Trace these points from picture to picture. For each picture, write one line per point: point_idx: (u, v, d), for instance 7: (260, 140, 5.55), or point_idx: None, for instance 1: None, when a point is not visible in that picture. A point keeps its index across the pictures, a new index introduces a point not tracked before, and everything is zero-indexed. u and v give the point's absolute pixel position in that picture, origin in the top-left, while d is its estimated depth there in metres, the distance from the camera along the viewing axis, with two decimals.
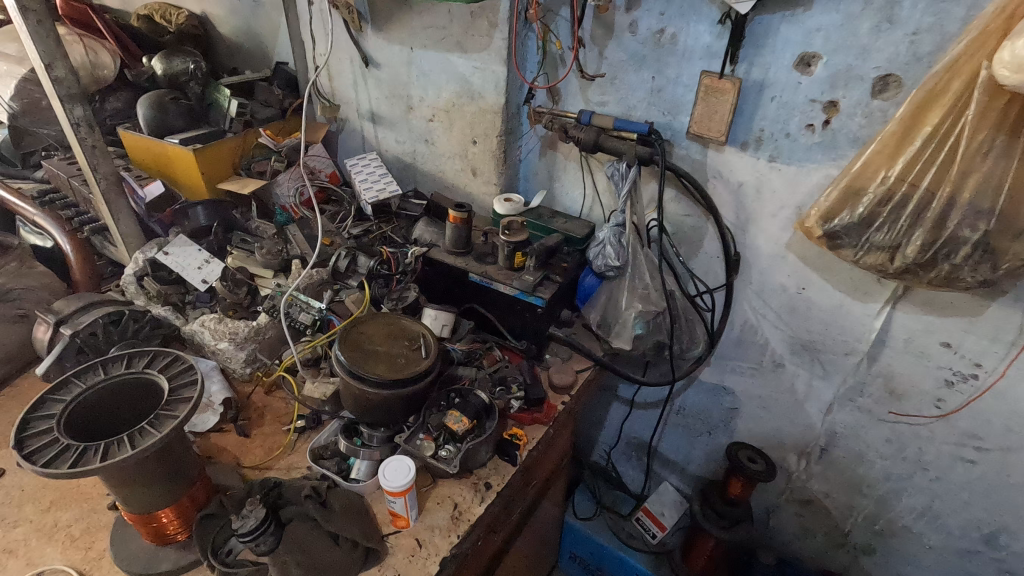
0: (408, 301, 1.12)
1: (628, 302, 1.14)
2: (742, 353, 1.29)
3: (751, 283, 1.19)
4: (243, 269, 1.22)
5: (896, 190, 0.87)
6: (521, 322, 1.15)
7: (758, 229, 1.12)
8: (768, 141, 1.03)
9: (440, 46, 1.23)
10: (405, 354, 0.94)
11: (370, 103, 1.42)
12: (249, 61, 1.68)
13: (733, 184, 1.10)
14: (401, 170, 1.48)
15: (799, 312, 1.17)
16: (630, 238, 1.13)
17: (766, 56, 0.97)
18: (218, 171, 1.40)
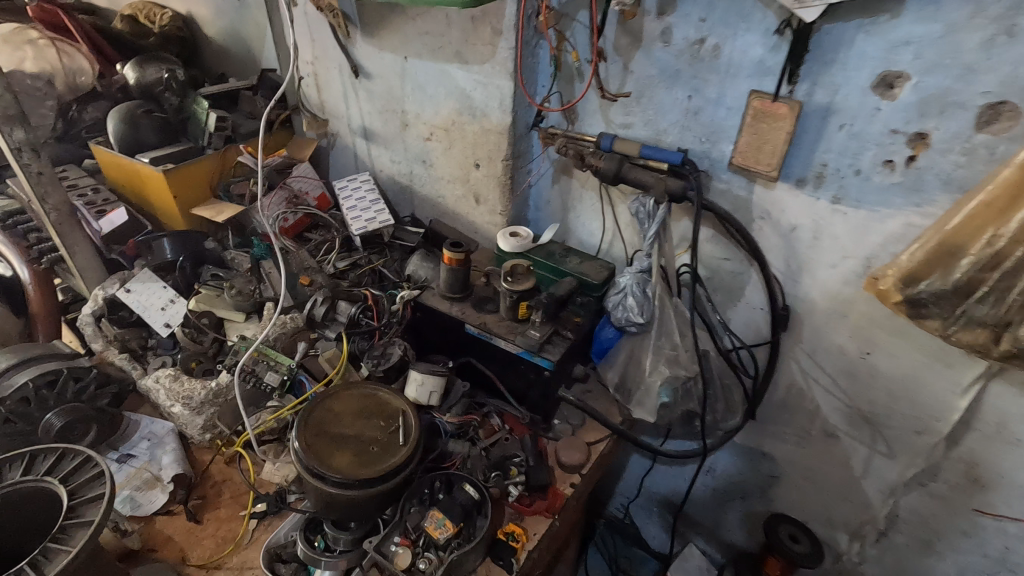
0: (393, 360, 0.95)
1: (653, 365, 0.95)
2: (786, 416, 1.09)
3: (801, 341, 0.99)
4: (209, 313, 1.07)
5: (1008, 254, 0.66)
6: (524, 384, 0.98)
7: (813, 281, 0.92)
8: (832, 178, 0.83)
9: (437, 56, 1.06)
10: (379, 440, 0.78)
11: (361, 118, 1.26)
12: (237, 66, 1.53)
13: (785, 227, 0.91)
14: (397, 193, 1.31)
15: (859, 380, 0.96)
16: (657, 288, 0.94)
17: (834, 73, 0.77)
18: (194, 194, 1.26)
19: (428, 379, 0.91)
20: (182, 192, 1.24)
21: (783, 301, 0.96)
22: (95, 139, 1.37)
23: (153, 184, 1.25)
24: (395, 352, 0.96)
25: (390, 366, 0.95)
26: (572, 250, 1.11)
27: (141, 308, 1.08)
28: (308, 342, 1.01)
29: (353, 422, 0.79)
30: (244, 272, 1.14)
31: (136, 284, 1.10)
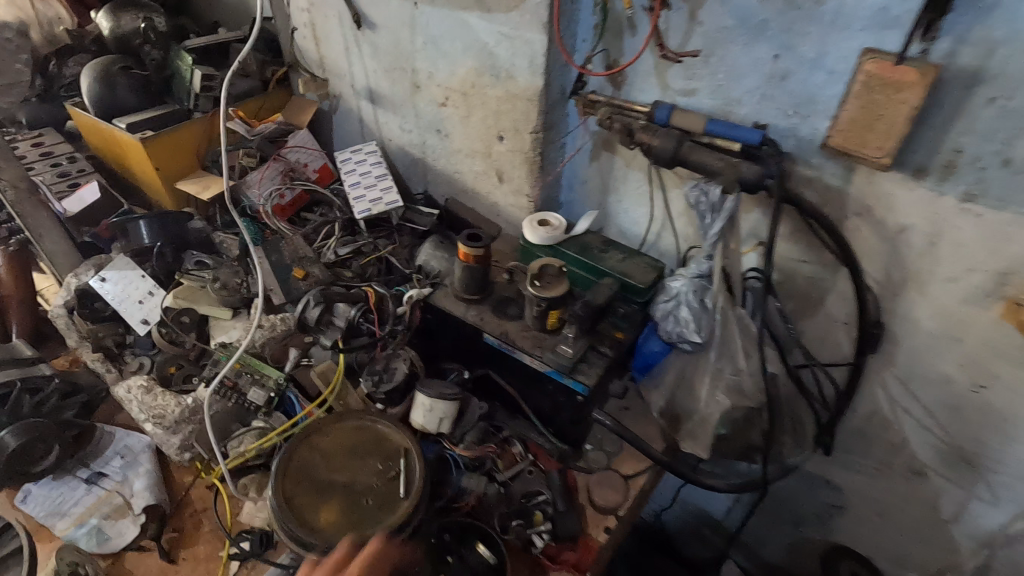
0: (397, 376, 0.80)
1: (709, 393, 0.78)
2: (861, 445, 0.92)
3: (893, 363, 0.81)
4: (191, 311, 0.93)
5: None
6: (553, 406, 0.83)
7: (921, 295, 0.73)
8: (967, 168, 0.63)
9: (453, 2, 0.86)
10: (375, 489, 0.64)
11: (366, 78, 1.07)
12: (229, 15, 1.34)
13: (891, 227, 0.71)
14: (408, 167, 1.13)
15: (966, 416, 0.78)
16: (718, 298, 0.77)
17: (993, 26, 0.56)
18: (178, 166, 1.11)
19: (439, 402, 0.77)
20: (164, 164, 1.09)
21: (876, 317, 0.77)
22: (73, 99, 1.22)
23: (133, 152, 1.10)
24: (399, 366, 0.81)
25: (391, 384, 0.80)
26: (612, 243, 0.93)
27: (116, 300, 0.95)
28: (301, 348, 0.87)
29: (341, 465, 0.65)
30: (231, 260, 1.00)
31: (111, 271, 0.97)
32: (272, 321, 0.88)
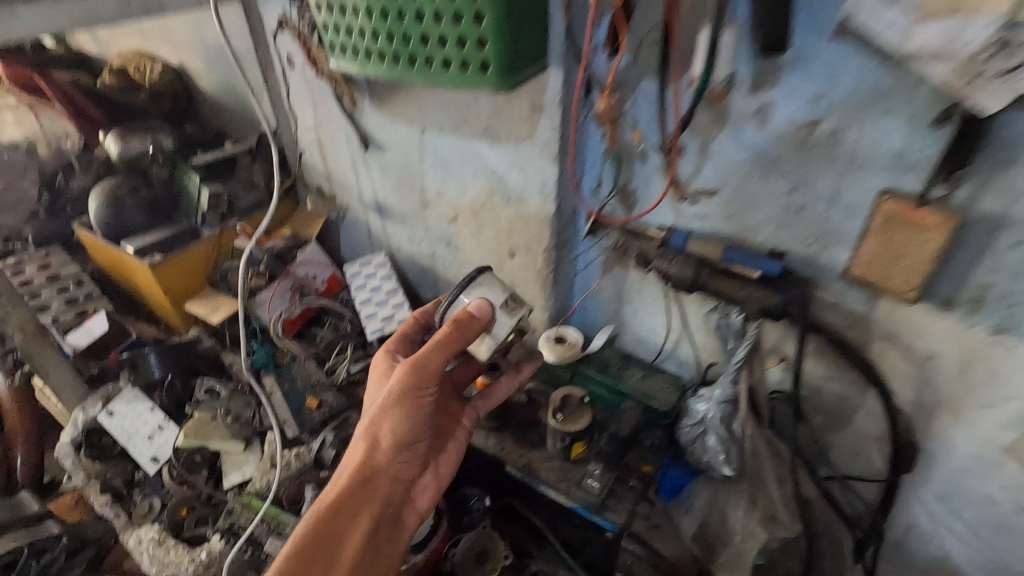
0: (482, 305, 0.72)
1: (745, 525, 0.75)
2: (904, 560, 0.87)
3: (931, 482, 0.78)
4: (203, 448, 0.90)
5: None
6: (580, 536, 0.81)
7: (954, 418, 0.71)
8: (996, 304, 0.62)
9: (461, 132, 0.87)
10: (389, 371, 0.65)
11: (374, 192, 1.07)
12: (233, 122, 1.35)
13: (920, 352, 0.70)
14: (418, 275, 1.12)
15: (1012, 537, 0.75)
16: (746, 424, 0.75)
17: (1015, 177, 0.55)
18: (186, 286, 1.11)
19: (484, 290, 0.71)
20: (174, 285, 1.09)
21: (910, 437, 0.75)
22: (82, 218, 1.22)
23: (139, 276, 1.10)
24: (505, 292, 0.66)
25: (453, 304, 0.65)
26: (631, 362, 0.91)
27: (125, 437, 0.93)
28: (317, 485, 0.82)
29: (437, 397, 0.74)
30: (242, 386, 0.98)
31: (119, 404, 0.95)
32: (287, 458, 0.86)
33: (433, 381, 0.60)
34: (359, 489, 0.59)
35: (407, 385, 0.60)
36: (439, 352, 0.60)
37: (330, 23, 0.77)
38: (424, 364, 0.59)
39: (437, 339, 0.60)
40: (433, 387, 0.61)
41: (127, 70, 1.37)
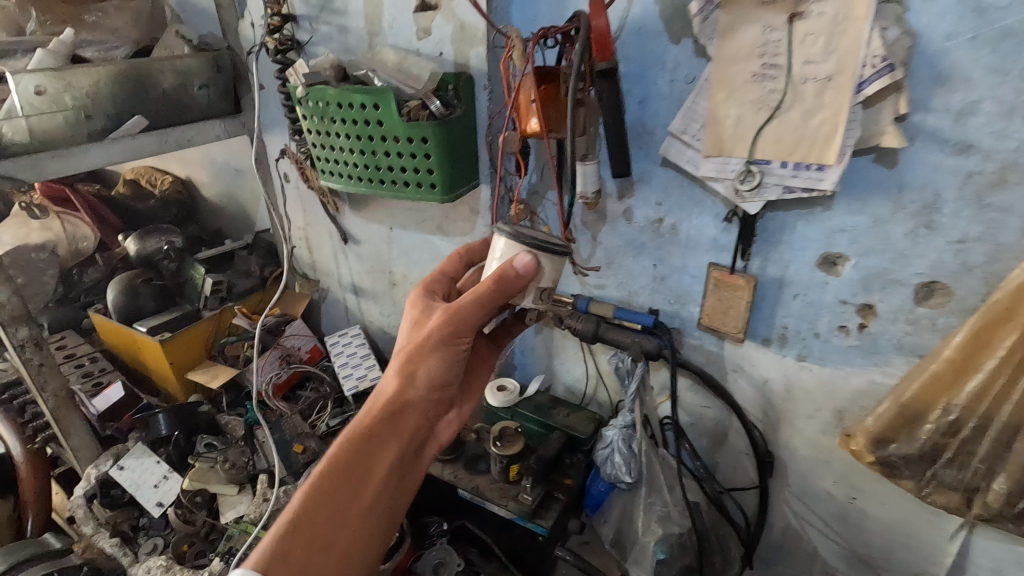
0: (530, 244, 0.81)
1: (645, 524, 0.97)
2: (786, 559, 1.07)
3: (789, 485, 1.01)
4: (202, 491, 1.07)
5: (963, 423, 0.71)
6: (520, 547, 0.98)
7: (791, 429, 0.96)
8: (795, 339, 0.89)
9: (420, 228, 1.14)
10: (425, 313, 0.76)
11: (352, 277, 1.32)
12: (230, 224, 1.61)
13: (758, 379, 0.95)
14: (387, 344, 1.35)
15: (850, 524, 0.97)
16: (642, 444, 0.96)
17: (782, 252, 0.84)
18: (188, 359, 1.29)
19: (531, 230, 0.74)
20: (179, 358, 1.27)
21: (766, 447, 0.98)
22: (95, 305, 1.42)
23: (148, 351, 1.28)
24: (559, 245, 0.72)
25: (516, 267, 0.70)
26: (558, 401, 1.14)
27: (133, 486, 1.08)
28: None
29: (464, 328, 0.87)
30: (237, 440, 1.16)
31: (129, 459, 1.11)
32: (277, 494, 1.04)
33: (472, 326, 0.71)
34: (394, 416, 0.69)
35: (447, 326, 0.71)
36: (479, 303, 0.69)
37: (319, 153, 1.02)
38: (462, 312, 0.70)
39: (478, 290, 0.70)
40: (470, 331, 0.71)
41: (140, 183, 1.65)
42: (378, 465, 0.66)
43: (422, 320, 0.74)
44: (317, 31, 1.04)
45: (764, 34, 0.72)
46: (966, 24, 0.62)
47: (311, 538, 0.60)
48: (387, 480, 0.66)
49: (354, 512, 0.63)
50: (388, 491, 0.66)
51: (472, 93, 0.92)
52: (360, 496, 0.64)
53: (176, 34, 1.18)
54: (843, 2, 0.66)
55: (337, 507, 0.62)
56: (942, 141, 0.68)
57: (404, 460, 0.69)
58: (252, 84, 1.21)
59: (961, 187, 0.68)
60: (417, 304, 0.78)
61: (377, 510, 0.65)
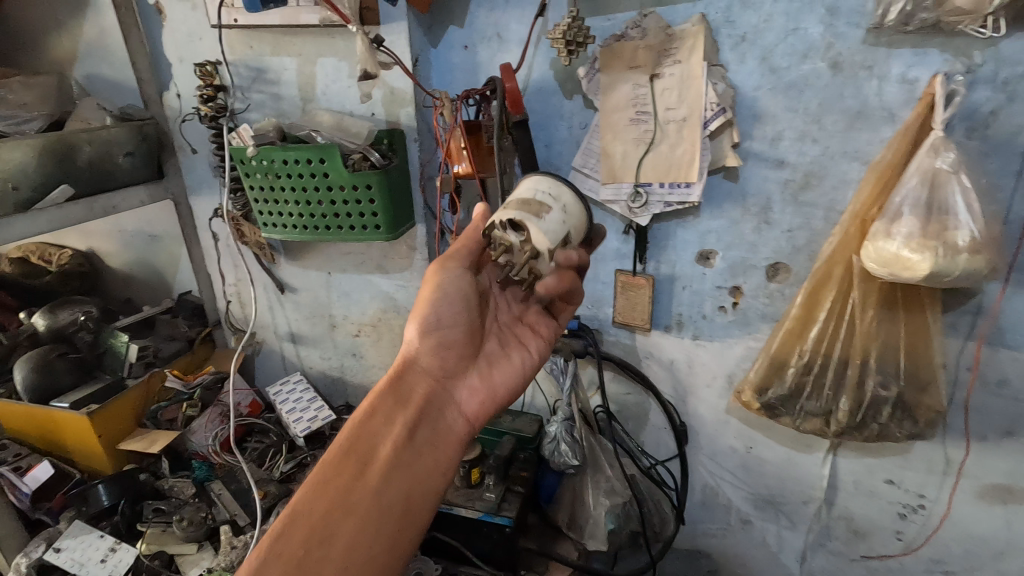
0: (574, 214, 0.73)
1: (595, 499, 1.12)
2: (708, 515, 1.27)
3: (701, 448, 1.21)
4: (161, 553, 1.05)
5: (814, 362, 0.96)
6: (490, 544, 1.07)
7: (697, 399, 1.17)
8: (688, 323, 1.11)
9: (360, 270, 1.24)
10: None
11: (289, 325, 1.37)
12: (143, 292, 1.57)
13: (666, 361, 1.16)
14: (330, 385, 1.40)
15: (752, 470, 1.19)
16: (581, 431, 1.12)
17: (669, 254, 1.07)
18: (119, 429, 1.24)
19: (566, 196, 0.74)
20: (108, 430, 1.22)
21: (679, 419, 1.19)
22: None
23: (70, 427, 1.21)
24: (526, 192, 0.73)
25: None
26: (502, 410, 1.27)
27: (75, 566, 1.01)
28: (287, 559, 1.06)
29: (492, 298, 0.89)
30: (188, 499, 1.14)
31: (67, 539, 1.05)
32: (245, 539, 1.04)
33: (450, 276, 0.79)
34: (402, 395, 0.76)
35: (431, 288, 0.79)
36: (449, 263, 0.80)
37: (260, 207, 1.09)
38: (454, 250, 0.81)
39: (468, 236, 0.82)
40: (451, 300, 0.80)
41: (30, 260, 1.54)
42: (380, 443, 0.72)
43: None
44: (249, 99, 1.14)
45: (634, 89, 0.95)
46: (766, 79, 0.90)
47: (324, 505, 0.65)
48: (384, 457, 0.70)
49: (360, 497, 0.66)
50: (390, 468, 0.70)
51: (404, 145, 1.07)
52: (365, 478, 0.68)
53: (95, 105, 1.20)
54: (686, 66, 0.91)
55: (342, 496, 0.66)
56: (765, 160, 0.95)
57: (412, 433, 0.74)
58: (178, 148, 1.29)
59: (782, 191, 0.95)
60: None
61: (381, 489, 0.68)
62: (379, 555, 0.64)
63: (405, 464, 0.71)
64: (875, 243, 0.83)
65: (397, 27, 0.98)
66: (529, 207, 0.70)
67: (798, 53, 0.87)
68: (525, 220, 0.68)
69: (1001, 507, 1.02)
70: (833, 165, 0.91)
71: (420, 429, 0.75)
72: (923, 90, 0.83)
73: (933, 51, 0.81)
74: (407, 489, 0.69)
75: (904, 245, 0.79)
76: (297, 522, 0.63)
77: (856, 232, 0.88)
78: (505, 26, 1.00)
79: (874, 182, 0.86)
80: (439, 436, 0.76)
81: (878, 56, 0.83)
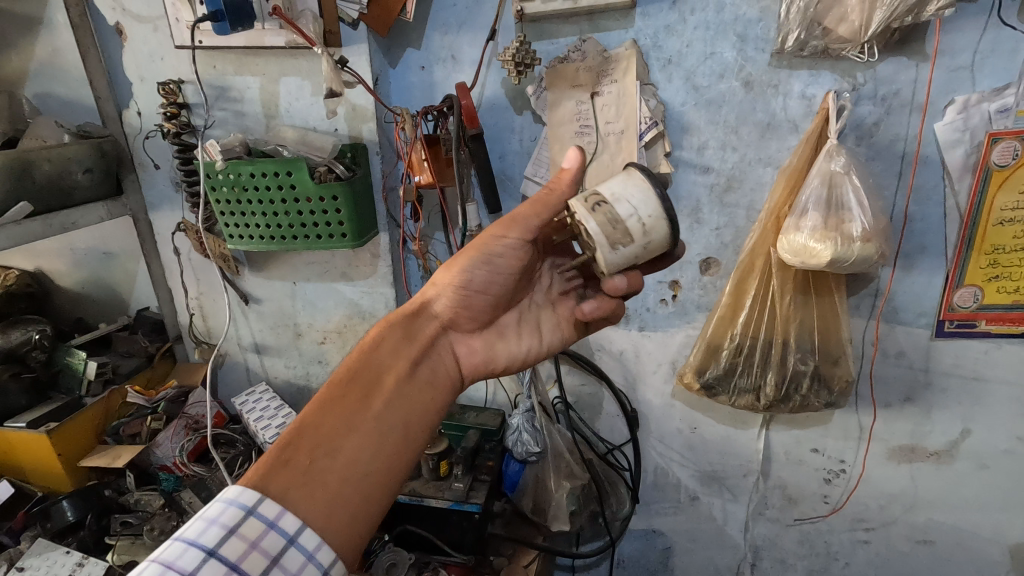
0: (652, 249, 0.70)
1: (556, 482, 1.20)
2: (660, 494, 1.37)
3: (651, 432, 1.32)
4: (133, 563, 1.06)
5: (744, 343, 1.08)
6: (460, 532, 1.13)
7: (645, 385, 1.27)
8: (634, 316, 1.22)
9: (324, 278, 1.28)
10: None
11: (252, 336, 1.40)
12: (97, 311, 1.55)
13: (616, 352, 1.26)
14: (295, 394, 1.43)
15: (697, 448, 1.30)
16: (542, 421, 1.20)
17: None
18: (79, 447, 1.23)
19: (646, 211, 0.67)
20: (68, 448, 1.21)
21: (630, 405, 1.29)
22: None
23: (26, 448, 1.20)
24: (623, 208, 0.67)
25: None
26: (466, 407, 1.34)
27: None
28: None
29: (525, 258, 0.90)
30: (156, 510, 1.15)
31: (31, 558, 1.03)
32: None
33: (497, 242, 0.77)
34: (410, 333, 0.80)
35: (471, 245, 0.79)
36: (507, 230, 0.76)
37: (226, 219, 1.13)
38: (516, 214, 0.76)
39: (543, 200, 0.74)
40: (490, 264, 0.79)
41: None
42: (387, 374, 0.76)
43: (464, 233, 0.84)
44: (212, 117, 1.19)
45: (577, 105, 1.06)
46: (690, 96, 1.03)
47: (331, 420, 0.69)
48: (389, 388, 0.75)
49: (365, 421, 0.71)
50: (394, 398, 0.74)
51: (366, 158, 1.14)
52: (371, 404, 0.72)
53: (52, 123, 1.20)
54: (622, 85, 1.03)
55: (350, 418, 0.70)
56: (694, 167, 1.07)
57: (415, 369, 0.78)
58: (138, 164, 1.31)
59: (709, 193, 1.08)
60: None
61: (386, 416, 0.72)
62: (377, 474, 0.69)
63: (408, 397, 0.75)
64: (789, 235, 0.95)
65: (359, 49, 1.06)
66: (614, 232, 0.67)
67: (716, 73, 1.00)
68: (600, 242, 0.67)
69: (906, 465, 1.18)
70: (751, 170, 1.05)
71: (423, 367, 0.79)
72: (819, 104, 0.97)
73: (825, 72, 0.96)
74: (406, 420, 0.74)
75: (810, 236, 0.92)
76: (306, 433, 0.68)
77: (771, 227, 1.02)
78: (459, 49, 1.09)
79: (784, 184, 1.00)
80: (439, 378, 0.80)
81: (782, 76, 0.98)
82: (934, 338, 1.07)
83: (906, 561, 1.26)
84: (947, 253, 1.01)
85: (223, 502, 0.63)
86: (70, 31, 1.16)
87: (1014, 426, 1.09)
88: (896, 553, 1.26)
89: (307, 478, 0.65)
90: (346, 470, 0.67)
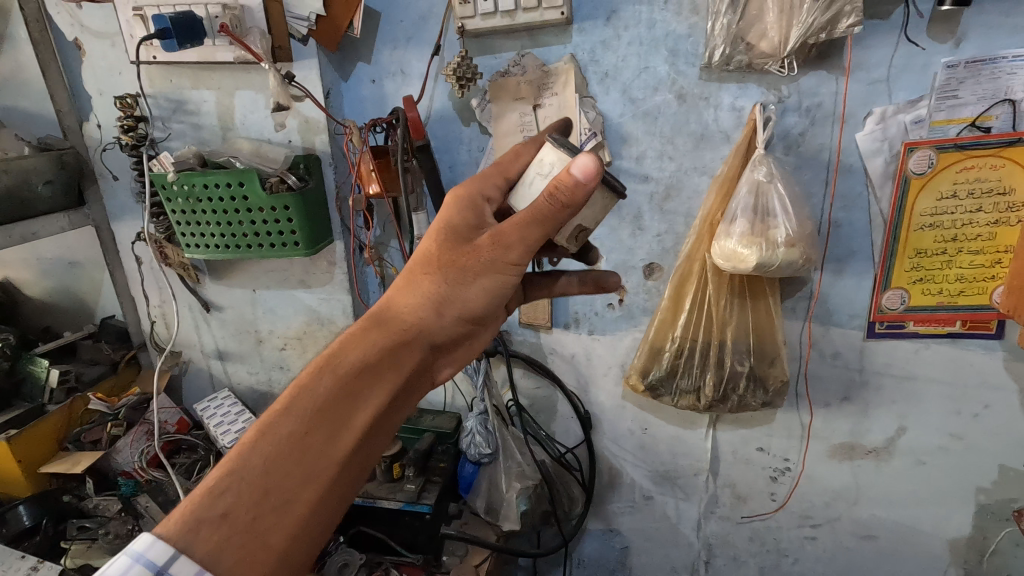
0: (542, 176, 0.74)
1: (508, 484, 1.23)
2: (616, 494, 1.40)
3: (605, 433, 1.35)
4: (86, 566, 1.08)
5: (684, 345, 1.11)
6: (412, 532, 1.17)
7: (597, 388, 1.31)
8: (583, 320, 1.25)
9: (283, 285, 1.31)
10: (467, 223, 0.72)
11: (215, 343, 1.42)
12: (62, 319, 1.57)
13: (568, 356, 1.30)
14: (259, 399, 1.46)
15: (649, 449, 1.34)
16: (495, 423, 1.23)
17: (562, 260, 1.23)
18: (40, 454, 1.26)
19: (547, 152, 0.71)
20: (28, 455, 1.23)
21: (583, 408, 1.33)
22: None
23: None
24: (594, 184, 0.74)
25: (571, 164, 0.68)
26: (423, 411, 1.37)
27: None
28: None
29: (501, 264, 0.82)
30: (114, 515, 1.17)
31: None
32: None
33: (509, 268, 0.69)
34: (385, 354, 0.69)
35: (477, 264, 0.69)
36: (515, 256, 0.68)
37: (182, 229, 1.16)
38: (530, 233, 0.67)
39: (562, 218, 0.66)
40: (488, 288, 0.70)
41: None
42: (356, 409, 0.65)
43: (461, 238, 0.71)
44: (170, 129, 1.22)
45: (521, 117, 1.10)
46: (627, 108, 1.07)
47: (285, 466, 0.60)
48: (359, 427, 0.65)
49: (326, 468, 0.62)
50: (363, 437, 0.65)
51: (319, 169, 1.18)
52: (335, 446, 0.63)
53: (13, 136, 1.23)
54: (562, 97, 1.07)
55: (308, 464, 0.61)
56: (634, 176, 1.12)
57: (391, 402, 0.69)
58: (99, 175, 1.34)
59: (649, 201, 1.12)
60: (448, 229, 0.72)
61: (351, 459, 0.64)
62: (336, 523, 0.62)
63: (377, 433, 0.67)
64: (721, 240, 0.99)
65: (309, 64, 1.10)
66: None
67: (650, 86, 1.05)
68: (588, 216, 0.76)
69: (847, 462, 1.22)
70: (688, 179, 1.09)
71: (398, 397, 0.70)
72: (747, 116, 1.02)
73: (752, 85, 1.00)
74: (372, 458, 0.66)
75: (739, 242, 0.96)
76: (254, 481, 0.59)
77: (706, 233, 1.06)
78: (407, 63, 1.13)
79: (717, 191, 1.04)
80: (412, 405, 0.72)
81: (711, 89, 1.02)
82: (866, 338, 1.11)
83: (852, 557, 1.30)
84: (873, 257, 1.05)
85: (128, 557, 0.54)
86: (30, 47, 1.20)
87: (946, 424, 1.13)
88: (842, 548, 1.30)
89: (251, 535, 0.57)
90: (298, 525, 0.59)
